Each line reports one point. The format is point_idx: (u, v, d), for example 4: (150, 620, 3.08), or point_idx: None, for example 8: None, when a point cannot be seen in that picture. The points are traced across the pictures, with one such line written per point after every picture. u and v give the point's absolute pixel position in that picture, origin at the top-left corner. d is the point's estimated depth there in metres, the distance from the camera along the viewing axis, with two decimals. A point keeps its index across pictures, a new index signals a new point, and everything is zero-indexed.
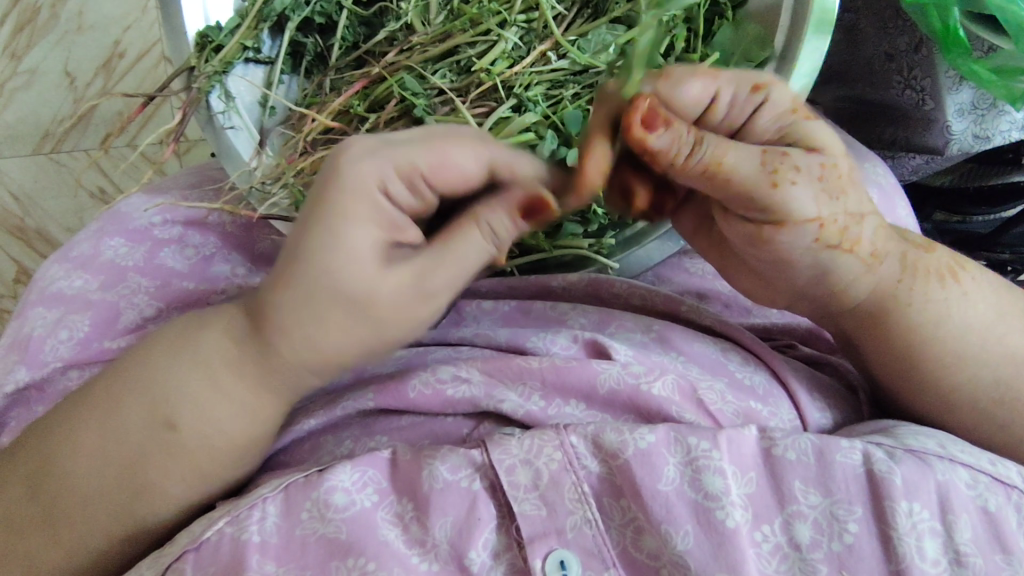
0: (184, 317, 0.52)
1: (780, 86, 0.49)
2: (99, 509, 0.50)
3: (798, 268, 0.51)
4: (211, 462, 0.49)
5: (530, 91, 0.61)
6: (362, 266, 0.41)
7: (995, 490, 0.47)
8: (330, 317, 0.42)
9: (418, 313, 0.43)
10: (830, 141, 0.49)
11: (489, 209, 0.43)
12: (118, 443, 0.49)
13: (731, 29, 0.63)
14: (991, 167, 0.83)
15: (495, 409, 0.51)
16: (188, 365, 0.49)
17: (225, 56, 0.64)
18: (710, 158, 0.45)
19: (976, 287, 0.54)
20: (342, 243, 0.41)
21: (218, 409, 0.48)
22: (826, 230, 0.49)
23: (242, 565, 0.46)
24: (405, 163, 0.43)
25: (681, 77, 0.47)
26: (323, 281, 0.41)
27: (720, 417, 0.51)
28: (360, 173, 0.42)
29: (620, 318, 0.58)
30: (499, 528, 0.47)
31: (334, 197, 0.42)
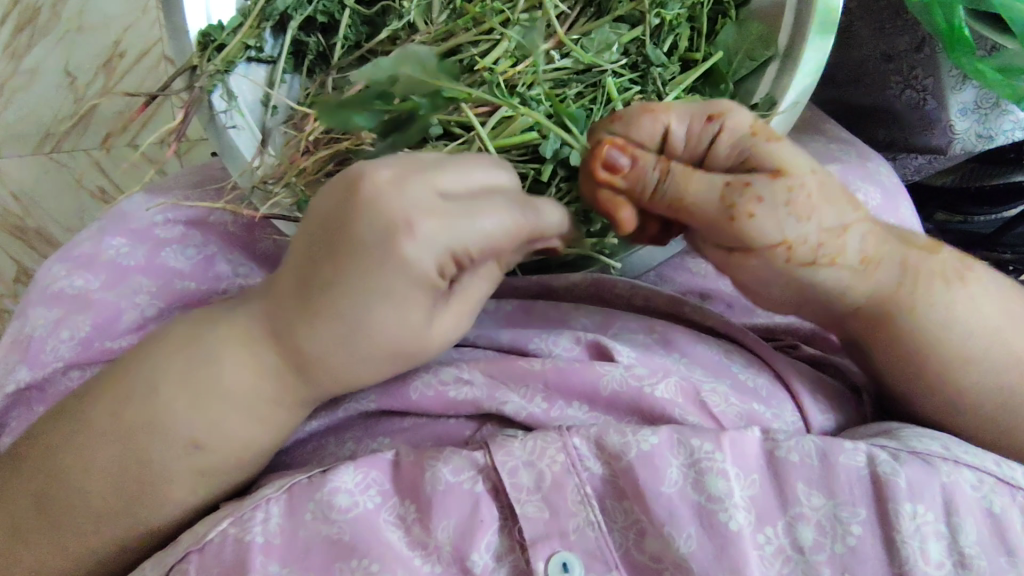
0: (190, 326, 0.51)
1: (734, 112, 0.48)
2: (112, 521, 0.51)
3: (774, 292, 0.50)
4: (227, 475, 0.50)
5: (533, 90, 0.60)
6: (409, 325, 0.45)
7: (1000, 491, 0.47)
8: (372, 363, 0.46)
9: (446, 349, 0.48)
10: (797, 158, 0.48)
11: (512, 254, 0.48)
12: (133, 459, 0.49)
13: (734, 28, 0.62)
14: (994, 166, 0.83)
15: (498, 411, 0.51)
16: (203, 389, 0.48)
17: (227, 55, 0.64)
18: (675, 191, 0.46)
19: (984, 292, 0.53)
20: (387, 306, 0.43)
21: (243, 429, 0.49)
22: (797, 254, 0.47)
23: (246, 565, 0.46)
24: (457, 246, 0.44)
25: (633, 116, 0.48)
26: (371, 338, 0.44)
27: (722, 418, 0.51)
28: (414, 252, 0.43)
29: (623, 319, 0.58)
30: (502, 530, 0.47)
31: (387, 272, 0.43)
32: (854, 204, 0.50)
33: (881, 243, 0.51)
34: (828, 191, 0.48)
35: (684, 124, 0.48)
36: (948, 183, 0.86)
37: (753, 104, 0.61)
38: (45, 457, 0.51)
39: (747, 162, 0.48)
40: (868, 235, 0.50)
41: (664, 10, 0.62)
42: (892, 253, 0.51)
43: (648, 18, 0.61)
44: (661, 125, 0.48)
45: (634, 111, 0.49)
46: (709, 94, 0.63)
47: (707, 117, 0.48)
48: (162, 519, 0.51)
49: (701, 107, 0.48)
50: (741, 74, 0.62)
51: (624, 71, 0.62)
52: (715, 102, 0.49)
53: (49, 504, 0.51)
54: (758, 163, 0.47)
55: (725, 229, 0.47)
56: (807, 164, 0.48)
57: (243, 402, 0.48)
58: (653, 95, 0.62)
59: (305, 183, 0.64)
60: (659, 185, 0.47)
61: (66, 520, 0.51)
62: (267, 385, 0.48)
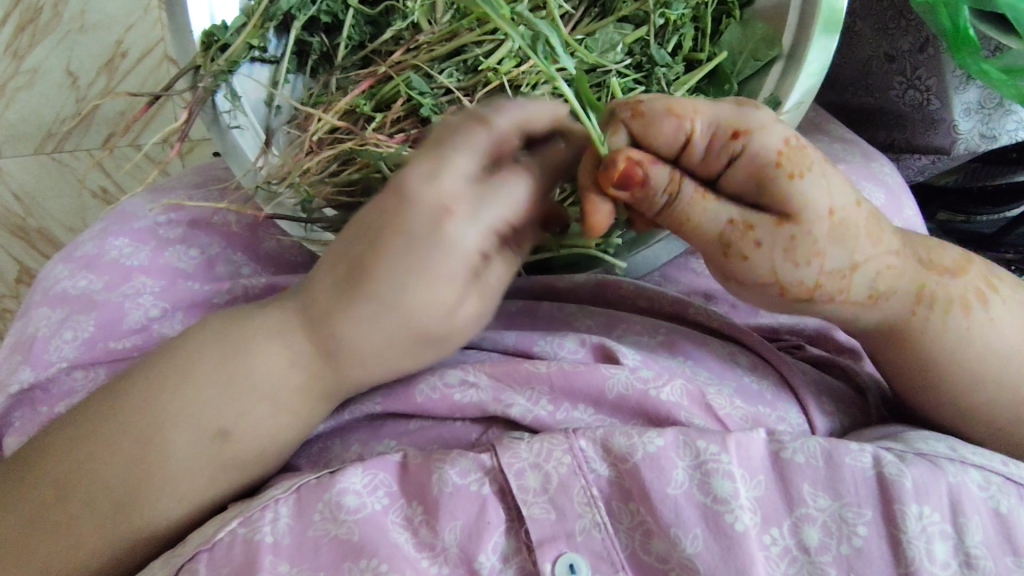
0: (216, 320, 0.52)
1: (763, 132, 0.45)
2: (122, 521, 0.50)
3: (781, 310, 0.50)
4: (243, 468, 0.51)
5: (536, 91, 0.61)
6: (439, 301, 0.44)
7: (1006, 491, 0.48)
8: (399, 340, 0.46)
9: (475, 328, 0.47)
10: (818, 198, 0.45)
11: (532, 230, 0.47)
12: (159, 450, 0.50)
13: (738, 29, 0.62)
14: (995, 167, 0.83)
15: (504, 414, 0.51)
16: (234, 374, 0.50)
17: (231, 56, 0.64)
18: (679, 214, 0.46)
19: (1006, 310, 0.53)
20: (426, 286, 0.43)
21: (275, 415, 0.51)
22: (792, 293, 0.47)
23: (255, 565, 0.46)
24: (494, 222, 0.43)
25: (655, 118, 0.46)
26: (402, 313, 0.44)
27: (728, 421, 0.51)
28: (443, 221, 0.42)
29: (628, 320, 0.58)
30: (508, 531, 0.47)
31: (420, 245, 0.42)
32: (876, 239, 0.48)
33: (900, 275, 0.50)
34: (844, 231, 0.47)
35: (707, 138, 0.46)
36: (952, 183, 0.86)
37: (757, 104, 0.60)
38: (62, 452, 0.51)
39: (762, 193, 0.46)
40: (883, 269, 0.49)
41: (669, 10, 0.62)
42: (908, 284, 0.51)
43: (652, 19, 0.62)
44: (682, 133, 0.46)
45: (657, 111, 0.46)
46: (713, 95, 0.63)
47: (731, 133, 0.45)
48: (174, 516, 0.51)
49: (727, 122, 0.45)
50: (745, 74, 0.61)
51: (628, 71, 0.62)
52: (747, 115, 0.46)
53: (63, 503, 0.50)
54: (771, 198, 0.45)
55: (720, 262, 0.47)
56: (827, 205, 0.46)
57: (275, 390, 0.50)
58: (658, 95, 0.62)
59: (309, 183, 0.64)
60: (664, 207, 0.46)
61: (81, 516, 0.50)
62: (296, 370, 0.50)
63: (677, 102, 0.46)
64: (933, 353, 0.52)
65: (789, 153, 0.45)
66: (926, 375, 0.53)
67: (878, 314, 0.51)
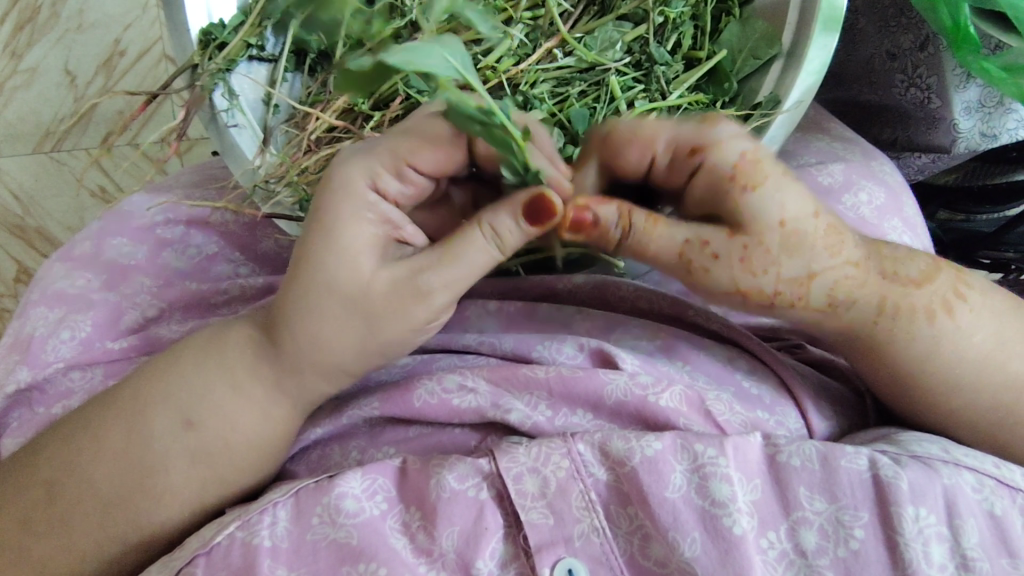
0: (204, 329, 0.55)
1: (719, 148, 0.46)
2: (115, 516, 0.51)
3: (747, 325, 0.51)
4: (229, 463, 0.51)
5: (536, 89, 0.60)
6: (357, 259, 0.46)
7: (1001, 493, 0.48)
8: (329, 307, 0.47)
9: (412, 307, 0.46)
10: (769, 210, 0.45)
11: (494, 213, 0.44)
12: (139, 442, 0.51)
13: (738, 26, 0.61)
14: (997, 166, 0.80)
15: (502, 419, 0.51)
16: (205, 363, 0.52)
17: (230, 54, 0.64)
18: (636, 246, 0.46)
19: (976, 316, 0.53)
20: (336, 241, 0.47)
21: (240, 415, 0.51)
22: (753, 301, 0.47)
23: (254, 570, 0.46)
24: (387, 155, 0.47)
25: (618, 140, 0.47)
26: (325, 275, 0.47)
27: (726, 426, 0.51)
28: (349, 177, 0.47)
29: (626, 324, 0.58)
30: (506, 537, 0.47)
31: (332, 205, 0.47)
32: (833, 248, 0.48)
33: (860, 284, 0.50)
34: (800, 240, 0.46)
35: (669, 155, 0.47)
36: (952, 182, 0.84)
37: (756, 103, 0.60)
38: (57, 450, 0.53)
39: (720, 206, 0.46)
40: (842, 277, 0.49)
41: (669, 8, 0.61)
42: (870, 293, 0.50)
43: (652, 17, 0.61)
44: (646, 155, 0.48)
45: (622, 135, 0.47)
46: (713, 94, 0.63)
47: (690, 149, 0.46)
48: (167, 515, 0.51)
49: (686, 139, 0.46)
50: (744, 73, 0.61)
51: (627, 70, 0.62)
52: (705, 131, 0.46)
53: (58, 500, 0.52)
54: (726, 211, 0.46)
55: (685, 280, 0.47)
56: (778, 216, 0.45)
57: (234, 374, 0.51)
58: (656, 94, 0.61)
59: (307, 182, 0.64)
60: (621, 240, 0.46)
61: (80, 511, 0.51)
62: (256, 361, 0.50)
63: (640, 125, 0.47)
64: (931, 355, 0.52)
65: (745, 165, 0.45)
66: (930, 380, 0.52)
67: (868, 318, 0.51)
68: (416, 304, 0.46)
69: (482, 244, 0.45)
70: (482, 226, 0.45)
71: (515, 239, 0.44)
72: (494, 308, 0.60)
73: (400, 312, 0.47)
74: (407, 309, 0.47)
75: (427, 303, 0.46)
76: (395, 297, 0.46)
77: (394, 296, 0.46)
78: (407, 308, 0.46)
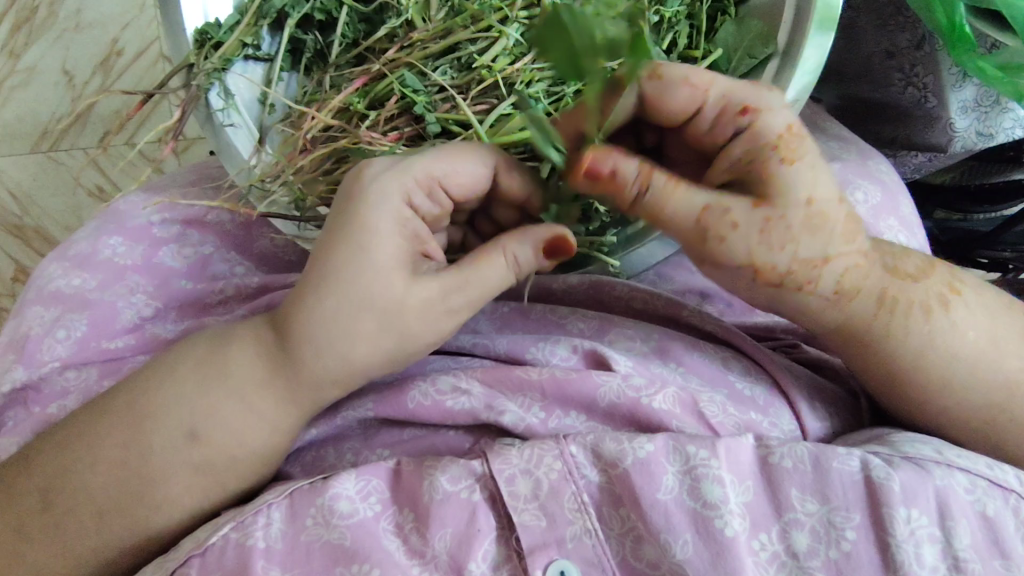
0: (200, 334, 0.55)
1: (769, 112, 0.46)
2: (112, 519, 0.51)
3: (753, 298, 0.51)
4: (223, 469, 0.51)
5: (531, 88, 0.59)
6: (391, 278, 0.47)
7: (995, 495, 0.48)
8: (363, 324, 0.47)
9: (442, 324, 0.48)
10: (800, 186, 0.46)
11: (518, 243, 0.47)
12: (137, 451, 0.51)
13: (733, 25, 0.61)
14: (992, 165, 0.84)
15: (496, 421, 0.51)
16: (206, 374, 0.52)
17: (225, 52, 0.64)
18: (650, 205, 0.45)
19: (967, 315, 0.53)
20: (369, 259, 0.47)
21: (236, 417, 0.50)
22: (764, 278, 0.48)
23: (247, 571, 0.46)
24: (422, 174, 0.48)
25: (671, 82, 0.46)
26: (359, 293, 0.47)
27: (719, 428, 0.51)
28: (385, 192, 0.47)
29: (620, 325, 0.58)
30: (499, 539, 0.47)
31: (365, 222, 0.47)
32: (850, 236, 0.49)
33: (866, 274, 0.51)
34: (819, 223, 0.47)
35: (718, 108, 0.47)
36: (949, 181, 0.87)
37: None
38: (53, 454, 0.53)
39: (751, 173, 0.46)
40: (852, 267, 0.50)
41: (664, 7, 0.61)
42: (872, 285, 0.51)
43: (649, 15, 0.60)
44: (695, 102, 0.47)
45: (675, 76, 0.46)
46: None
47: (740, 108, 0.46)
48: (161, 518, 0.52)
49: (740, 97, 0.46)
50: (739, 72, 0.60)
51: None
52: (759, 93, 0.47)
53: (53, 507, 0.52)
54: (756, 180, 0.46)
55: (697, 248, 0.47)
56: (806, 194, 0.46)
57: (237, 384, 0.51)
58: None
59: (302, 181, 0.63)
60: (636, 197, 0.45)
61: (77, 515, 0.52)
62: (260, 368, 0.50)
63: (696, 71, 0.46)
64: (923, 356, 0.52)
65: (787, 139, 0.46)
66: (923, 382, 0.52)
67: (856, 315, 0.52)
68: (444, 320, 0.48)
69: (505, 270, 0.48)
70: (504, 253, 0.47)
71: (530, 265, 0.48)
72: (489, 308, 0.61)
73: (427, 328, 0.48)
74: (436, 326, 0.48)
75: (455, 321, 0.49)
76: (426, 315, 0.48)
77: (425, 314, 0.47)
78: (436, 325, 0.48)
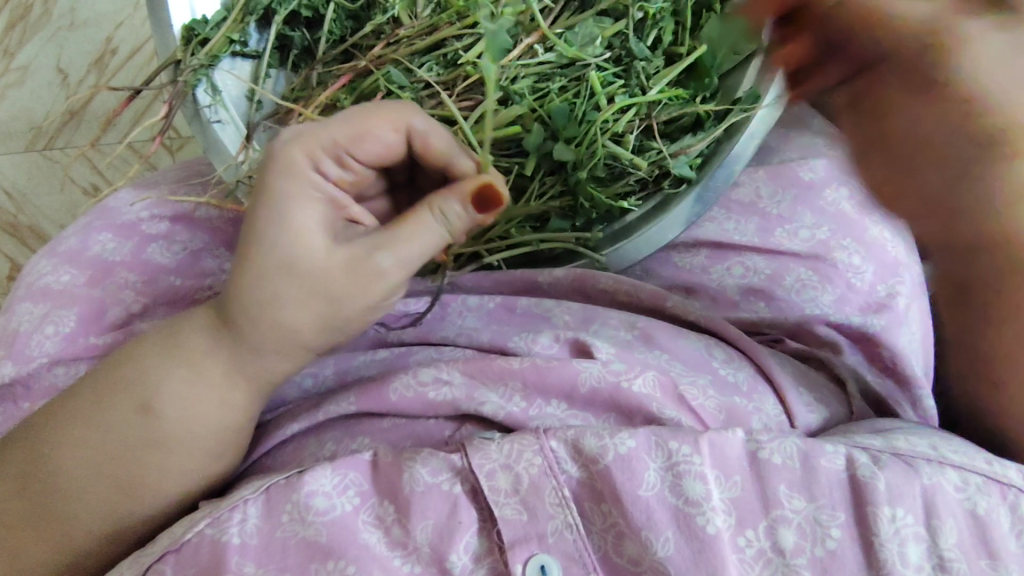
0: (158, 322, 0.55)
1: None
2: (80, 503, 0.51)
3: (945, 183, 0.43)
4: (188, 449, 0.51)
5: (515, 84, 0.58)
6: (312, 239, 0.47)
7: (987, 491, 0.47)
8: (289, 289, 0.47)
9: (370, 285, 0.47)
10: None
11: (441, 196, 0.46)
12: (98, 432, 0.51)
13: (719, 20, 0.58)
14: None
15: (476, 411, 0.51)
16: (163, 350, 0.52)
17: (212, 49, 0.63)
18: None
19: None
20: (287, 221, 0.47)
21: (194, 396, 0.51)
22: (989, 115, 0.40)
23: (222, 566, 0.45)
24: (329, 140, 0.48)
25: None
26: (282, 257, 0.46)
27: (702, 412, 0.51)
28: (292, 158, 0.48)
29: (605, 315, 0.59)
30: (480, 531, 0.47)
31: (279, 187, 0.47)
32: None
33: None
34: None
35: None
36: None
37: (734, 98, 0.60)
38: (26, 440, 0.53)
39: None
40: None
41: (648, 3, 0.58)
42: None
43: (631, 13, 0.58)
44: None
45: None
46: (693, 89, 0.60)
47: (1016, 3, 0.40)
48: (133, 505, 0.51)
49: None
50: (724, 68, 0.60)
51: (607, 65, 0.59)
52: None
53: (26, 490, 0.52)
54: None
55: (908, 66, 0.40)
56: None
57: (184, 358, 0.51)
58: (636, 90, 0.59)
59: None
60: None
61: (49, 500, 0.51)
62: (204, 340, 0.51)
63: None
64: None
65: None
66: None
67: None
68: (373, 281, 0.47)
69: (429, 224, 0.46)
70: (432, 209, 0.46)
71: (461, 223, 0.46)
72: (475, 304, 0.61)
73: (358, 291, 0.47)
74: (366, 289, 0.47)
75: (383, 281, 0.47)
76: (352, 276, 0.46)
77: (351, 276, 0.46)
78: (366, 287, 0.47)
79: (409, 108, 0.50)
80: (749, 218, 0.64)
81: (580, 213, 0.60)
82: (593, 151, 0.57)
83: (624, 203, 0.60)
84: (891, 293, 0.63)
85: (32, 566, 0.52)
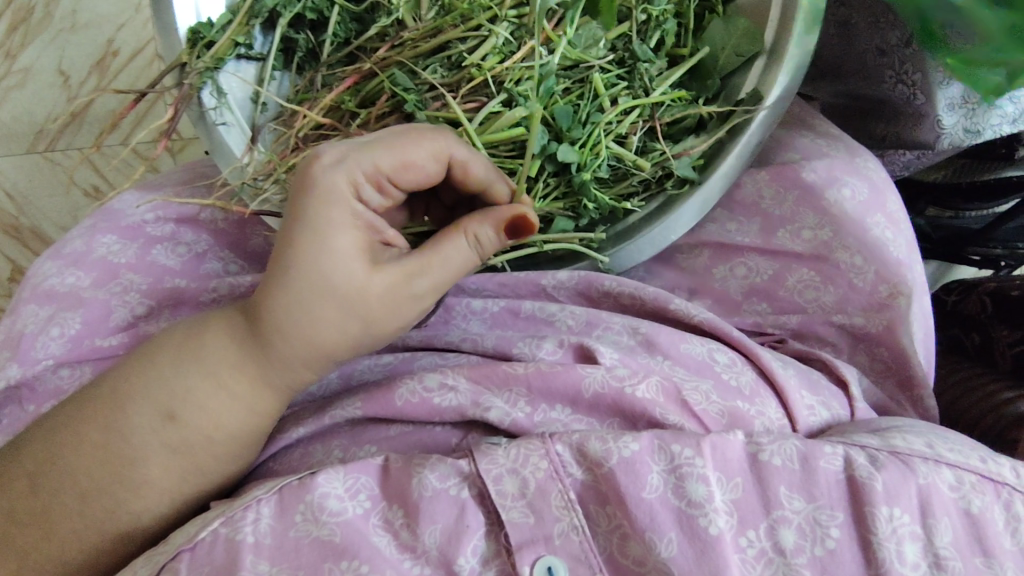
0: (176, 326, 0.56)
1: None
2: (95, 503, 0.51)
3: None
4: (206, 453, 0.52)
5: (521, 86, 0.58)
6: (351, 263, 0.48)
7: (982, 490, 0.48)
8: (326, 311, 0.48)
9: (406, 308, 0.49)
10: None
11: (478, 222, 0.49)
12: (118, 433, 0.52)
13: (721, 23, 0.60)
14: (984, 163, 0.85)
15: (482, 417, 0.52)
16: (188, 356, 0.52)
17: (218, 52, 0.63)
18: None
19: None
20: (326, 247, 0.48)
21: (216, 402, 0.51)
22: None
23: (235, 565, 0.46)
24: (371, 166, 0.49)
25: None
26: (320, 282, 0.48)
27: (704, 416, 0.52)
28: (332, 183, 0.48)
29: (607, 320, 0.59)
30: (488, 535, 0.47)
31: (318, 210, 0.48)
32: None
33: None
34: None
35: None
36: (941, 178, 0.88)
37: (739, 98, 0.60)
38: (42, 440, 0.53)
39: None
40: None
41: (652, 5, 0.59)
42: None
43: (634, 15, 0.58)
44: None
45: None
46: (695, 91, 0.61)
47: None
48: (146, 505, 0.52)
49: None
50: (728, 70, 0.60)
51: (611, 67, 0.59)
52: None
53: (38, 489, 0.52)
54: None
55: None
56: None
57: (210, 368, 0.52)
58: (639, 91, 0.59)
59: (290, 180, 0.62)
60: None
61: (64, 499, 0.51)
62: (231, 350, 0.52)
63: None
64: None
65: None
66: None
67: None
68: (408, 304, 0.49)
69: (466, 249, 0.49)
70: (467, 234, 0.49)
71: (494, 246, 0.50)
72: (479, 308, 0.62)
73: (392, 313, 0.49)
74: (400, 311, 0.49)
75: (419, 303, 0.50)
76: (389, 300, 0.49)
77: (389, 300, 0.49)
78: (401, 310, 0.49)
79: (450, 137, 0.50)
80: (752, 219, 0.66)
81: (583, 215, 0.60)
82: (598, 155, 0.58)
83: (627, 204, 0.60)
84: (894, 293, 0.61)
85: (38, 565, 0.52)
